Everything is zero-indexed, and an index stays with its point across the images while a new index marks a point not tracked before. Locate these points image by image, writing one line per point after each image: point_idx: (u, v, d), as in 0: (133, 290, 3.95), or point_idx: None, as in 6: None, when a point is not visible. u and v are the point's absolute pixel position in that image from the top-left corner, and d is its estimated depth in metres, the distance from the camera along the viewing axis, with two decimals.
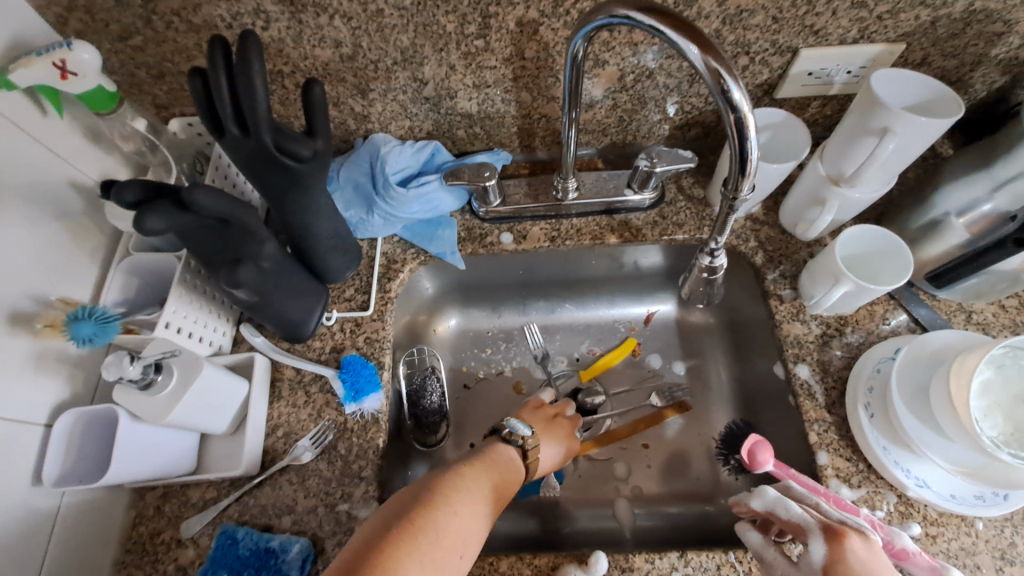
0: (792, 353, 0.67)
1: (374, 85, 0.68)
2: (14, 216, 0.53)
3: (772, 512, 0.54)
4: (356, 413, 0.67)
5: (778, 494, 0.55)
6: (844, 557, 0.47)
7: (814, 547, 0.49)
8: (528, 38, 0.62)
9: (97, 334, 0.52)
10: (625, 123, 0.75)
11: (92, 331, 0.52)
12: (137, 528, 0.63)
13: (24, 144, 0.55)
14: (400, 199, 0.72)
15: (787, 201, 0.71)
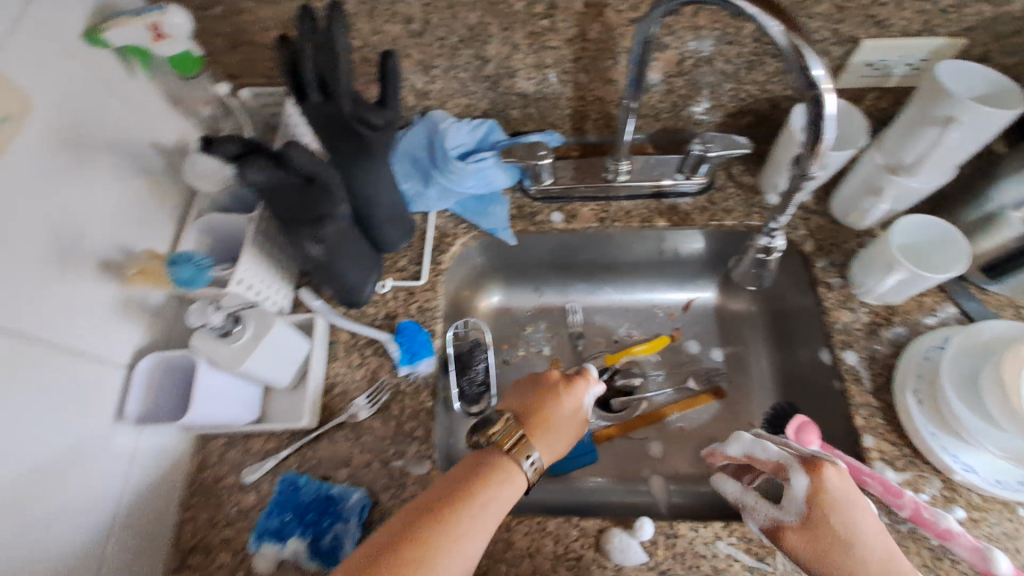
0: (840, 339, 0.68)
1: (438, 63, 0.70)
2: (106, 170, 0.57)
3: (750, 455, 0.58)
4: (409, 374, 0.70)
5: (754, 438, 0.58)
6: (823, 486, 0.50)
7: (795, 480, 0.52)
8: (593, 20, 0.64)
9: (192, 279, 0.58)
10: (678, 108, 0.77)
11: (191, 275, 0.58)
12: (202, 473, 0.67)
13: (113, 103, 0.58)
14: (458, 172, 0.75)
15: (841, 191, 0.72)
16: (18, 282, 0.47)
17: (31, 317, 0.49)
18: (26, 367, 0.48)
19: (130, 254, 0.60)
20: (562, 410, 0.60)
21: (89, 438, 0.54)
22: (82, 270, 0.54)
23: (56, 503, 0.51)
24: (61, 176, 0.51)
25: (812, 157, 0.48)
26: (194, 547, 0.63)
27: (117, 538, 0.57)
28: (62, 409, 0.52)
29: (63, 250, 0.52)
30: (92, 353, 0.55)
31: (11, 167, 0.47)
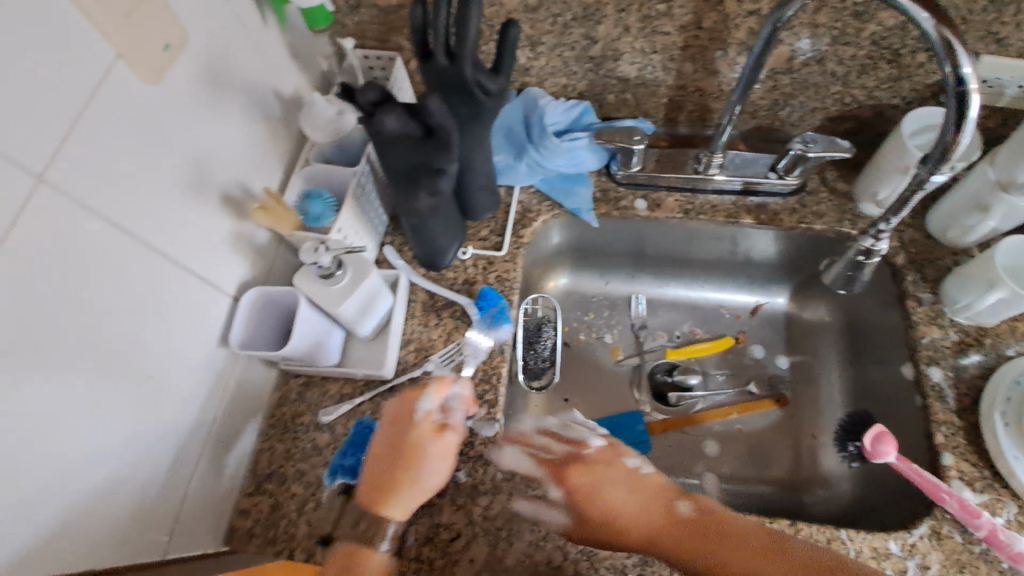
0: (926, 355, 0.66)
1: (546, 39, 0.71)
2: (235, 109, 0.60)
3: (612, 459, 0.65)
4: (487, 339, 0.71)
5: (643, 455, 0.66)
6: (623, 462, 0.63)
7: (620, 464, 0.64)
8: (712, 8, 0.64)
9: (320, 215, 0.63)
10: (778, 107, 0.76)
11: (319, 211, 0.63)
12: (281, 408, 0.70)
13: (247, 47, 0.61)
14: (552, 148, 0.76)
15: (944, 205, 0.71)
16: (160, 202, 0.51)
17: (166, 236, 0.52)
18: (156, 281, 0.52)
19: (247, 192, 0.63)
20: (430, 460, 0.57)
21: (197, 358, 0.58)
22: (208, 199, 0.57)
23: (167, 413, 0.54)
24: (201, 109, 0.55)
25: (943, 158, 0.48)
26: (271, 475, 0.67)
27: (210, 456, 0.61)
28: (180, 325, 0.55)
29: (196, 178, 0.55)
30: (208, 279, 0.58)
31: (166, 93, 0.50)
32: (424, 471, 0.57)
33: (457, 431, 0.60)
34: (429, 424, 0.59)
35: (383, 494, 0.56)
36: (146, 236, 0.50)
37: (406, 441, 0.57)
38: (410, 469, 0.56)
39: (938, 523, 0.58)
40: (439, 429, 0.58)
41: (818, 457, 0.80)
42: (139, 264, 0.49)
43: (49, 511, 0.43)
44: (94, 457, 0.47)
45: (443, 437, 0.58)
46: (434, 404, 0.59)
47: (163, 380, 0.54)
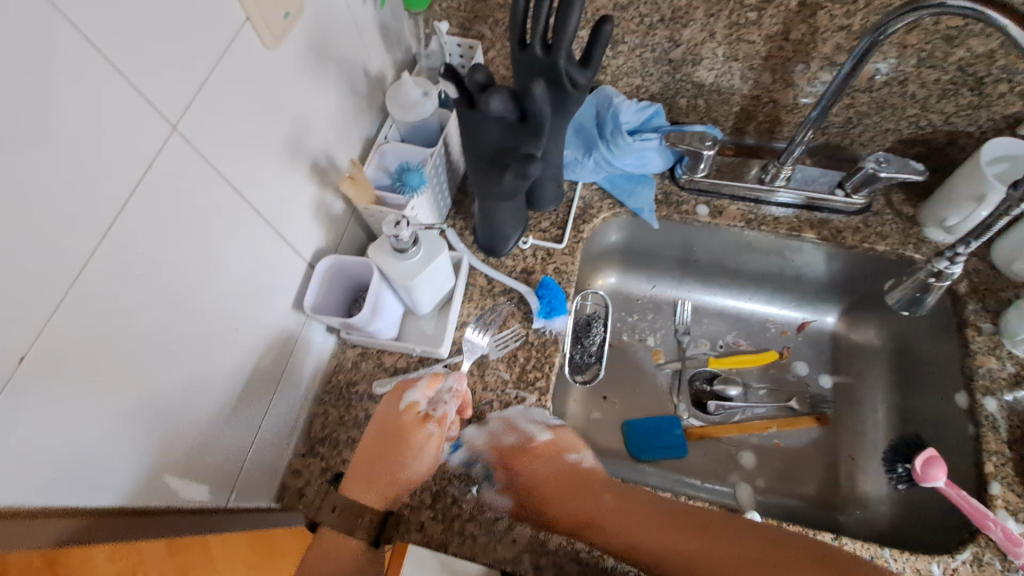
0: (982, 384, 0.66)
1: (629, 38, 0.72)
2: (329, 81, 0.62)
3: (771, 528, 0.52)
4: (542, 329, 0.73)
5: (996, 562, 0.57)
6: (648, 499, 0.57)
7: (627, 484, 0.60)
8: (802, 19, 0.64)
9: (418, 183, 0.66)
10: (850, 125, 0.76)
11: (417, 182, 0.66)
12: (337, 376, 0.72)
13: (347, 23, 0.63)
14: (623, 148, 0.77)
15: (1013, 233, 0.70)
16: (261, 162, 0.53)
17: (262, 196, 0.55)
18: (250, 238, 0.54)
19: (331, 162, 0.65)
20: (411, 450, 0.61)
21: (274, 318, 0.60)
22: (300, 165, 0.60)
23: (246, 366, 0.57)
24: (305, 77, 0.57)
25: None
26: (323, 439, 0.68)
27: (273, 415, 0.63)
28: (264, 284, 0.57)
29: (293, 143, 0.57)
30: (291, 242, 0.61)
31: (280, 58, 0.53)
32: (403, 460, 0.61)
33: (438, 426, 0.62)
34: (413, 415, 0.62)
35: (368, 476, 0.60)
36: (245, 192, 0.52)
37: (390, 431, 0.62)
38: (392, 456, 0.61)
39: (980, 549, 0.58)
40: (421, 422, 0.62)
41: (856, 478, 0.79)
42: (238, 219, 0.52)
43: (138, 441, 0.45)
44: (180, 404, 0.48)
45: (423, 429, 0.62)
46: (423, 397, 0.63)
47: (247, 334, 0.56)
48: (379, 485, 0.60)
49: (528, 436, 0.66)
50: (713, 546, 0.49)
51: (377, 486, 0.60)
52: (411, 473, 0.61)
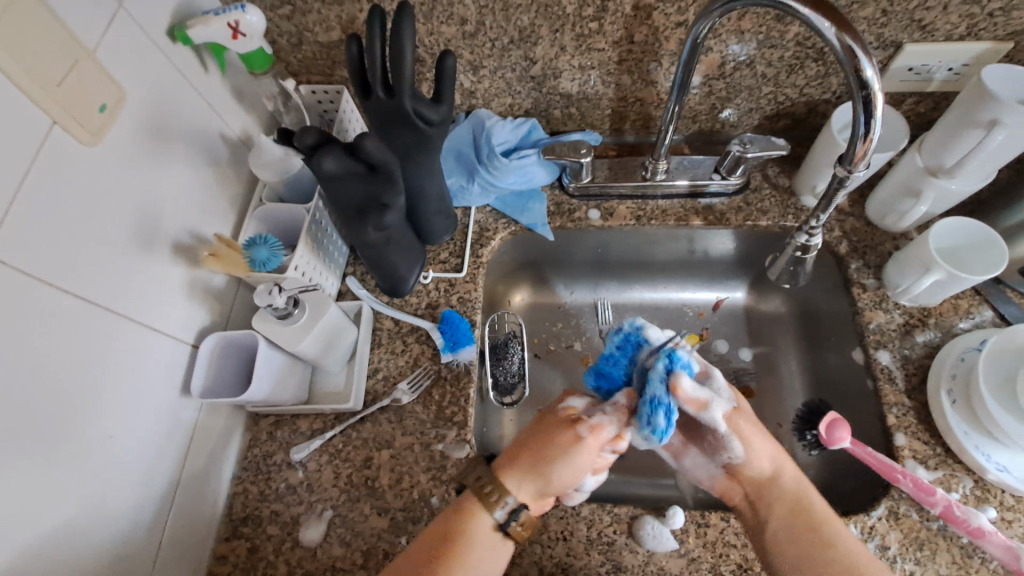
0: (873, 339, 0.69)
1: (487, 62, 0.73)
2: (179, 160, 0.61)
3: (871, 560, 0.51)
4: (451, 362, 0.72)
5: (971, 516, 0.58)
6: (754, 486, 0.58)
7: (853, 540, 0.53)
8: (641, 22, 0.66)
9: (267, 261, 0.62)
10: (716, 111, 0.79)
11: (265, 257, 0.62)
12: (253, 449, 0.70)
13: (191, 96, 0.62)
14: (501, 169, 0.78)
15: (878, 193, 0.73)
16: (107, 259, 0.52)
17: (116, 293, 0.53)
18: (111, 338, 0.53)
19: (200, 237, 0.64)
20: (553, 449, 0.55)
21: (160, 409, 0.59)
22: (159, 251, 0.58)
23: (130, 464, 0.56)
24: (143, 163, 0.56)
25: (853, 158, 0.50)
26: (246, 518, 0.66)
27: (181, 503, 0.62)
28: (141, 378, 0.56)
29: (145, 231, 0.56)
30: (166, 329, 0.59)
31: (105, 152, 0.51)
32: (549, 458, 0.55)
33: (590, 429, 0.55)
34: (565, 415, 0.57)
35: (511, 464, 0.56)
36: (93, 294, 0.51)
37: (538, 429, 0.58)
38: (537, 453, 0.55)
39: (895, 502, 0.60)
40: (569, 422, 0.56)
41: None
42: (91, 323, 0.51)
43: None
44: (43, 523, 0.47)
45: (571, 430, 0.56)
46: (583, 404, 0.59)
47: (127, 432, 0.55)
48: (524, 475, 0.55)
49: (453, 474, 0.66)
50: (838, 540, 0.53)
51: (519, 475, 0.55)
52: (554, 476, 0.55)
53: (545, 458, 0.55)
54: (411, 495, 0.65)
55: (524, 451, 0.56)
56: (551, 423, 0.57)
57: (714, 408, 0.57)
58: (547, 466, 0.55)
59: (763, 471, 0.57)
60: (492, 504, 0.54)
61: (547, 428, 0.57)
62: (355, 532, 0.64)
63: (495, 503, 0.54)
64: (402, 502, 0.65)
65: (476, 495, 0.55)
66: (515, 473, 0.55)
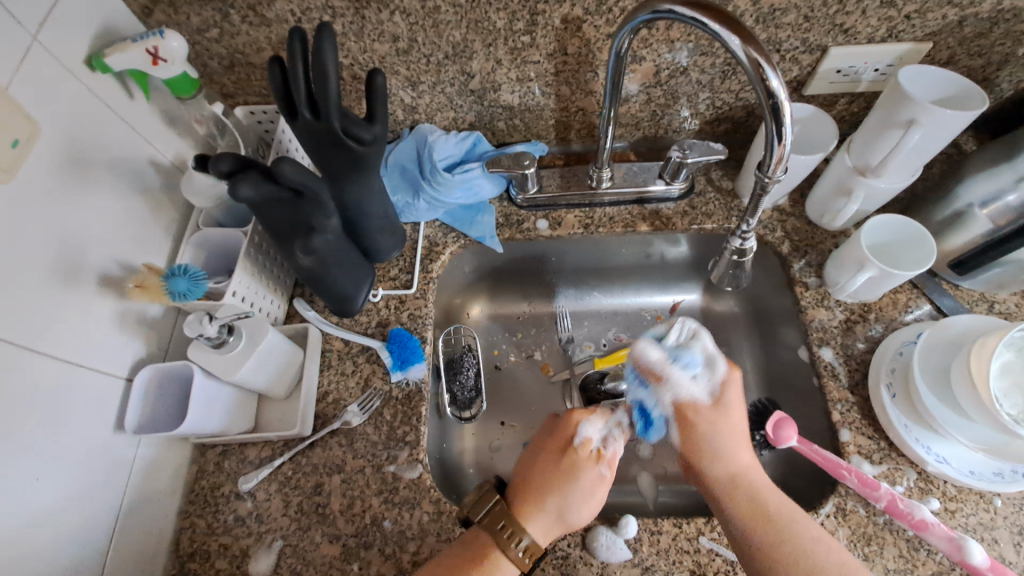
0: (817, 337, 0.70)
1: (425, 78, 0.73)
2: (104, 190, 0.59)
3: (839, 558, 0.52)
4: (401, 381, 0.71)
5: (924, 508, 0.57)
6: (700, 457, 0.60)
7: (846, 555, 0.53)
8: (572, 34, 0.67)
9: (188, 291, 0.59)
10: (657, 117, 0.80)
11: (186, 288, 0.59)
12: (200, 481, 0.67)
13: (115, 124, 0.61)
14: (445, 183, 0.77)
15: (814, 193, 0.74)
16: (27, 299, 0.51)
17: (37, 331, 0.51)
18: (33, 379, 0.51)
19: (129, 268, 0.62)
20: (577, 488, 0.57)
21: (91, 448, 0.57)
22: (86, 284, 0.57)
23: (62, 507, 0.54)
24: (64, 195, 0.54)
25: (773, 160, 0.54)
26: (193, 553, 0.64)
27: (122, 544, 0.60)
28: (69, 417, 0.54)
29: (68, 265, 0.55)
30: (93, 364, 0.57)
31: (20, 187, 0.50)
32: (575, 499, 0.57)
33: (611, 467, 0.60)
34: (587, 452, 0.60)
35: (533, 505, 0.57)
36: (14, 334, 0.49)
37: (557, 464, 0.59)
38: (561, 495, 0.57)
39: (843, 499, 0.61)
40: (591, 459, 0.59)
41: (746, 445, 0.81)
42: (9, 365, 0.49)
43: None
44: None
45: (595, 469, 0.59)
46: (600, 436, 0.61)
47: (54, 475, 0.53)
48: (545, 508, 0.57)
49: (405, 496, 0.65)
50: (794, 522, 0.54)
51: (542, 516, 0.57)
52: (576, 515, 0.57)
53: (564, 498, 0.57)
54: (363, 520, 0.64)
55: (548, 490, 0.58)
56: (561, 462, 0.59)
57: (671, 388, 0.62)
58: (574, 507, 0.57)
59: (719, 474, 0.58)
60: (510, 544, 0.54)
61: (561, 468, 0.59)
62: (306, 561, 0.62)
63: (511, 540, 0.54)
64: (354, 527, 0.63)
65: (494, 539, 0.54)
66: (539, 510, 0.57)
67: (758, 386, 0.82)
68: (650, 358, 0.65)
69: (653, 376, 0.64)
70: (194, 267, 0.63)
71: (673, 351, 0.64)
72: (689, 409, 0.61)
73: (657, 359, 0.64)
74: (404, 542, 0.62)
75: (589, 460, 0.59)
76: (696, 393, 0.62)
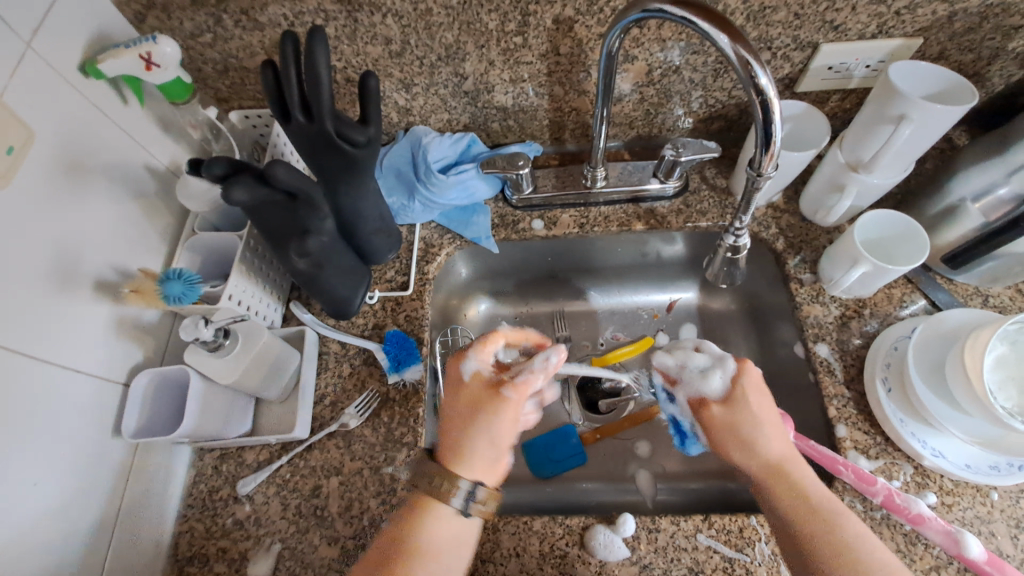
0: (812, 333, 0.70)
1: (418, 80, 0.73)
2: (99, 195, 0.59)
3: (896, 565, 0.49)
4: (398, 382, 0.71)
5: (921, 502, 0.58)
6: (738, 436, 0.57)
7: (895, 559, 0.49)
8: (564, 35, 0.67)
9: (182, 294, 0.60)
10: (651, 116, 0.80)
11: (180, 291, 0.59)
12: (198, 485, 0.67)
13: (109, 130, 0.61)
14: (440, 185, 0.78)
15: (807, 189, 0.74)
16: (24, 305, 0.51)
17: (34, 338, 0.52)
18: (31, 385, 0.51)
19: (125, 273, 0.62)
20: (476, 418, 0.56)
21: (88, 452, 0.57)
22: (82, 289, 0.57)
23: (59, 511, 0.54)
24: (59, 202, 0.54)
25: (764, 156, 0.54)
26: (192, 557, 0.64)
27: (119, 549, 0.59)
28: (66, 422, 0.54)
29: (63, 271, 0.55)
30: (90, 369, 0.57)
31: (15, 193, 0.50)
32: (475, 429, 0.56)
33: (519, 388, 0.57)
34: (478, 381, 0.58)
35: (455, 451, 0.55)
36: (11, 340, 0.49)
37: (451, 400, 0.59)
38: (460, 422, 0.56)
39: (839, 494, 0.61)
40: (489, 386, 0.58)
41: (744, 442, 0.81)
42: (5, 370, 0.49)
43: None
44: None
45: (495, 395, 0.57)
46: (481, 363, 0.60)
47: (51, 480, 0.53)
48: (464, 441, 0.55)
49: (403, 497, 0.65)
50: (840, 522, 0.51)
51: (461, 456, 0.55)
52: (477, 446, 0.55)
53: (473, 429, 0.56)
54: (361, 522, 0.64)
55: (457, 429, 0.56)
56: (467, 395, 0.58)
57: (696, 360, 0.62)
58: (490, 443, 0.56)
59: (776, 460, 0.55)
60: (446, 494, 0.52)
61: (472, 399, 0.57)
62: (305, 564, 0.62)
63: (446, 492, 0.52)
64: (352, 529, 0.63)
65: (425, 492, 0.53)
66: (450, 449, 0.56)
67: None
68: (665, 365, 0.64)
69: (669, 382, 0.64)
70: (188, 271, 0.63)
71: (682, 359, 0.63)
72: (703, 413, 0.59)
73: (670, 363, 0.64)
74: None
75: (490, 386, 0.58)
76: (704, 391, 0.60)
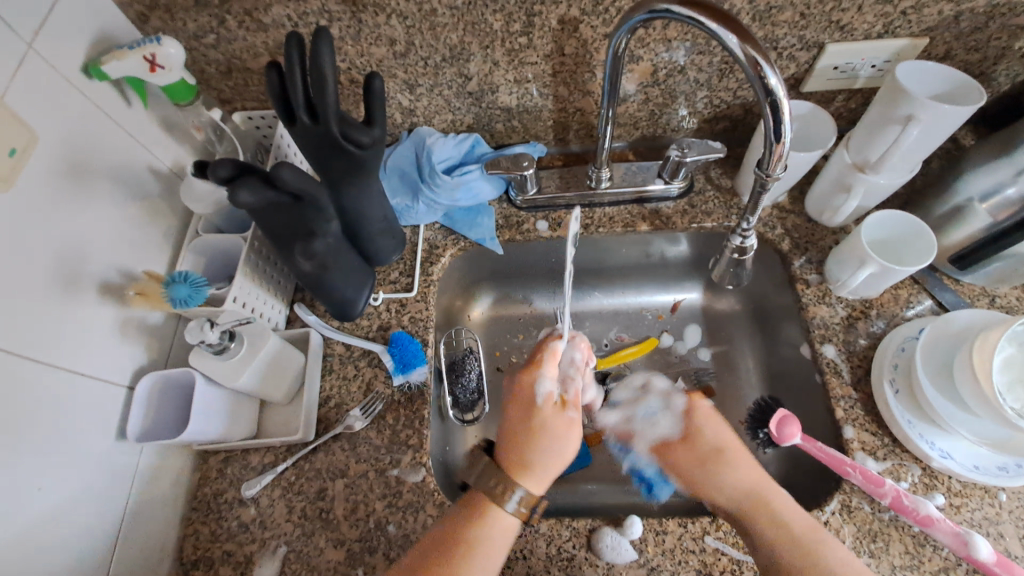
0: (818, 333, 0.70)
1: (422, 81, 0.73)
2: (103, 197, 0.59)
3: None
4: (403, 385, 0.71)
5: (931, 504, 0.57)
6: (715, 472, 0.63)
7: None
8: (569, 35, 0.67)
9: (188, 297, 0.59)
10: (656, 116, 0.80)
11: (186, 294, 0.59)
12: (203, 488, 0.67)
13: (113, 132, 0.61)
14: (444, 186, 0.77)
15: (813, 190, 0.74)
16: (28, 308, 0.50)
17: (38, 341, 0.51)
18: (36, 389, 0.51)
19: (129, 275, 0.62)
20: (548, 433, 0.59)
21: (93, 456, 0.57)
22: (86, 292, 0.57)
23: (64, 515, 0.53)
24: (63, 204, 0.54)
25: (771, 157, 0.54)
26: (197, 560, 0.63)
27: (124, 553, 0.59)
28: (71, 425, 0.54)
29: (68, 274, 0.55)
30: (94, 372, 0.57)
31: (19, 196, 0.50)
32: (546, 445, 0.58)
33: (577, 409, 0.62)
34: (550, 405, 0.61)
35: (519, 464, 0.57)
36: (15, 343, 0.49)
37: (528, 418, 0.60)
38: (529, 442, 0.59)
39: (847, 496, 0.61)
40: (557, 410, 0.60)
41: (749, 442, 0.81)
42: (10, 374, 0.49)
43: None
44: None
45: (563, 416, 0.60)
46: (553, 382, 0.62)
47: (56, 483, 0.53)
48: (527, 464, 0.57)
49: (409, 499, 0.64)
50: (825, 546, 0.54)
51: (529, 474, 0.57)
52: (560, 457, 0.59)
53: (531, 473, 0.57)
54: (367, 524, 0.63)
55: (514, 456, 0.58)
56: (527, 413, 0.60)
57: (675, 399, 0.71)
58: (555, 461, 0.58)
59: (742, 487, 0.60)
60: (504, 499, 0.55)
61: (526, 439, 0.59)
62: (311, 567, 0.62)
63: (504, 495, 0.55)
64: (358, 532, 0.63)
65: (484, 493, 0.56)
66: (514, 463, 0.58)
67: (760, 383, 0.82)
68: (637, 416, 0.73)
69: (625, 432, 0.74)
70: (193, 274, 0.62)
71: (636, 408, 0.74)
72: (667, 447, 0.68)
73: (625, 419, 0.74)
74: (408, 546, 0.62)
75: (556, 414, 0.60)
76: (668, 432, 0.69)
